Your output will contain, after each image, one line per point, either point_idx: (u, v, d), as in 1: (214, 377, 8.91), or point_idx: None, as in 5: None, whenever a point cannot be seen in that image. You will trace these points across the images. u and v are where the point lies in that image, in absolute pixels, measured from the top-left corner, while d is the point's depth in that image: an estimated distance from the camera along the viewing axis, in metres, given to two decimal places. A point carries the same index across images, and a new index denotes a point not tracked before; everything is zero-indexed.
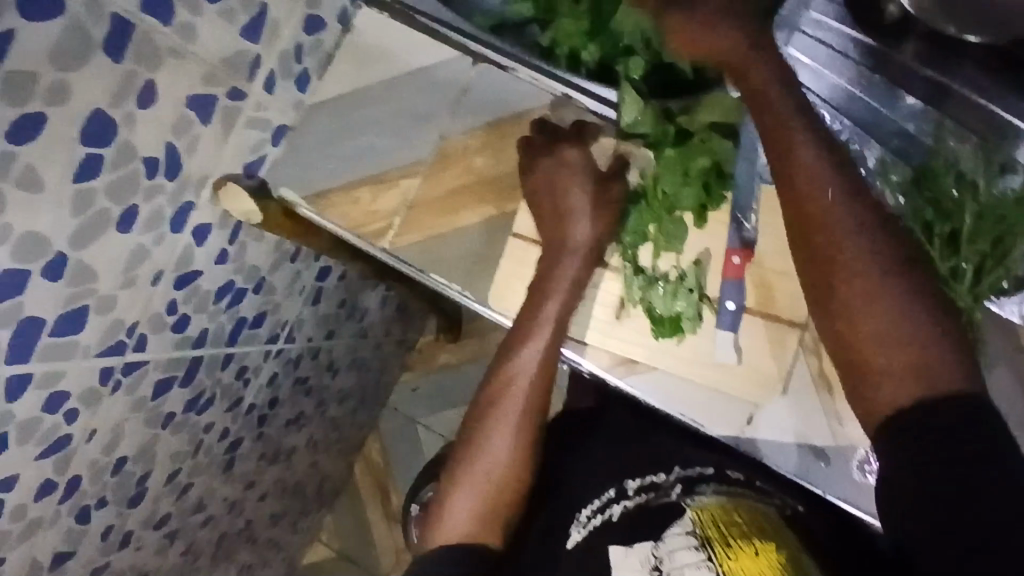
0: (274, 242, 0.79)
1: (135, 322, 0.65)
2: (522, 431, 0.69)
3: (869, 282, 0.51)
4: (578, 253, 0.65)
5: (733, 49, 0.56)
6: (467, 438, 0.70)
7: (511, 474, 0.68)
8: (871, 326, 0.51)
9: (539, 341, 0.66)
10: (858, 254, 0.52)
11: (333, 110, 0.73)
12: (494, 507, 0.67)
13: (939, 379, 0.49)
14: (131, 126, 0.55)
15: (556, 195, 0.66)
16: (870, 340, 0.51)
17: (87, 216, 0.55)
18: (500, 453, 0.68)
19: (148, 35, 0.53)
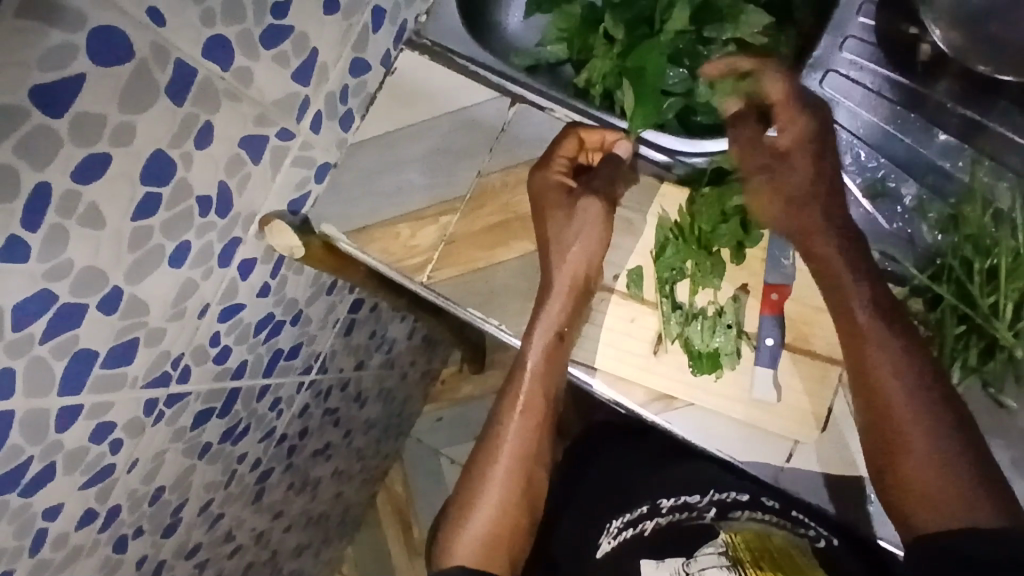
0: (313, 275, 0.81)
1: (180, 353, 0.66)
2: (515, 476, 0.69)
3: (907, 392, 0.58)
4: (561, 290, 0.65)
5: (805, 154, 0.63)
6: (467, 482, 0.70)
7: (505, 518, 0.68)
8: (912, 447, 0.57)
9: (538, 362, 0.67)
10: (899, 367, 0.58)
11: (375, 148, 0.75)
12: (495, 532, 0.67)
13: (967, 498, 0.54)
14: (188, 164, 0.57)
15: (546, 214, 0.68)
16: (911, 459, 0.57)
17: (143, 251, 0.56)
18: (492, 500, 0.68)
19: (208, 78, 0.55)
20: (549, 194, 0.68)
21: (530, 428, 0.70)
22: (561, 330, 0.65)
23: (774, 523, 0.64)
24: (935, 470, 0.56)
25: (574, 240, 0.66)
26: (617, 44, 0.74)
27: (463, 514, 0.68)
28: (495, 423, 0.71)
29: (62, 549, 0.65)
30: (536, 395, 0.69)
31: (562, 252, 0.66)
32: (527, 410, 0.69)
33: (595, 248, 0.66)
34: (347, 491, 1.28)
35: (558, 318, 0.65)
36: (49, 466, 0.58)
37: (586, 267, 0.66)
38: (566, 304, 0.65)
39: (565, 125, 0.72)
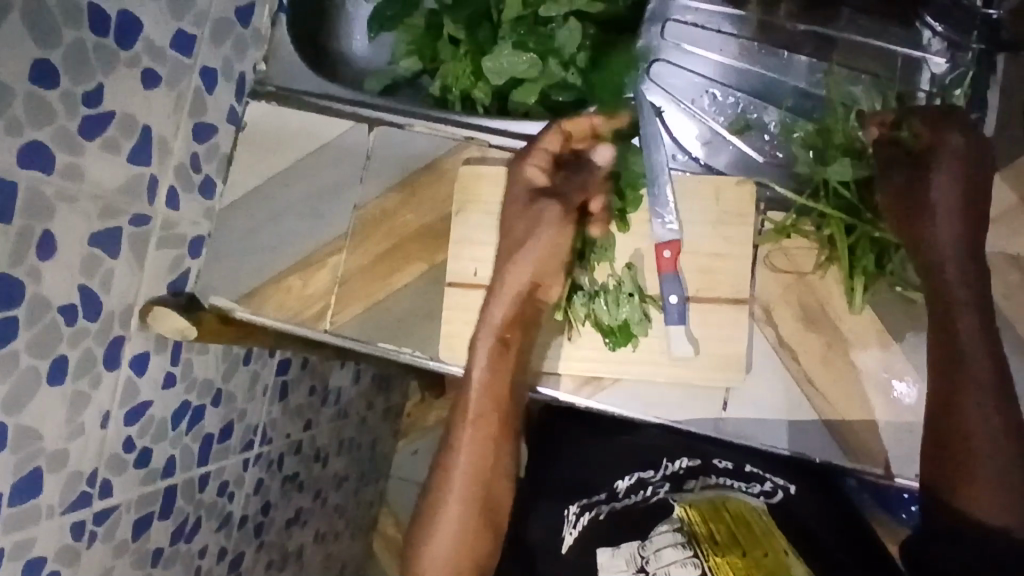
0: (222, 350, 0.78)
1: (93, 469, 0.63)
2: (473, 488, 0.66)
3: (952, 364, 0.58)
4: (504, 295, 0.63)
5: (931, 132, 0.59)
6: (427, 501, 0.68)
7: (466, 531, 0.65)
8: (968, 420, 0.56)
9: (478, 361, 0.64)
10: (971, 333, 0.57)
11: (245, 208, 0.72)
12: (466, 547, 0.65)
13: (1000, 501, 0.55)
14: (37, 278, 0.54)
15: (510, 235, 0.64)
16: (972, 430, 0.56)
17: (12, 379, 0.53)
18: (453, 516, 0.65)
19: (33, 187, 0.52)
20: (516, 190, 0.65)
21: (486, 438, 0.66)
22: (503, 336, 0.64)
23: (729, 485, 0.66)
24: (998, 481, 0.55)
25: (525, 244, 0.63)
26: (462, 44, 0.75)
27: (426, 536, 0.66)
28: (447, 437, 0.68)
29: None
30: (487, 403, 0.66)
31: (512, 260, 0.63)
32: (477, 421, 0.66)
33: (550, 252, 0.63)
34: (337, 550, 1.25)
35: (499, 323, 0.63)
36: None
37: (536, 276, 0.63)
38: (509, 308, 0.63)
39: (431, 136, 0.71)
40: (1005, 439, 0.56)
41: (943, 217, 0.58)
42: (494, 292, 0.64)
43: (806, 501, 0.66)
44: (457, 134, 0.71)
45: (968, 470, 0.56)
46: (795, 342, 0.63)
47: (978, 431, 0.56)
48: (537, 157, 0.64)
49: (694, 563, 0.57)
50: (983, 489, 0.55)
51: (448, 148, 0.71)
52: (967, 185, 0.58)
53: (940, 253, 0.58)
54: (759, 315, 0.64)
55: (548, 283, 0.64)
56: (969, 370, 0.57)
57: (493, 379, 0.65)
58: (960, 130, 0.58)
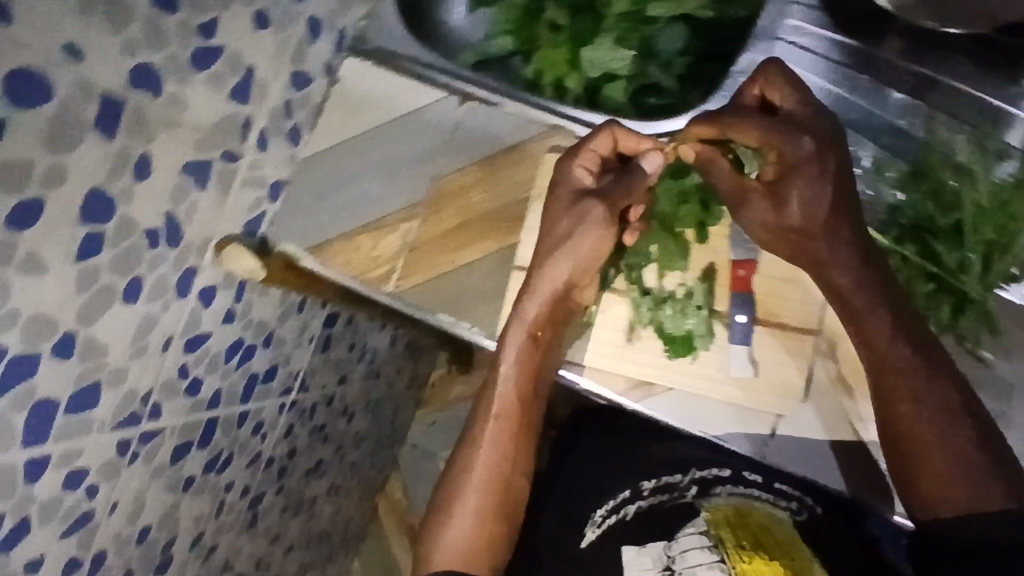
0: (280, 295, 0.79)
1: (148, 390, 0.65)
2: (493, 481, 0.67)
3: (895, 374, 0.58)
4: (540, 295, 0.64)
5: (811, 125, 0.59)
6: (444, 490, 0.69)
7: (483, 524, 0.67)
8: (908, 422, 0.58)
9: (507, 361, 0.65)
10: (886, 348, 0.59)
11: (326, 160, 0.73)
12: (482, 540, 0.66)
13: (948, 487, 0.57)
14: (130, 199, 0.55)
15: (549, 235, 0.64)
16: (910, 435, 0.58)
17: (93, 293, 0.54)
18: (469, 508, 0.67)
19: (140, 110, 0.53)
20: (563, 188, 0.65)
21: (508, 433, 0.68)
22: (534, 334, 0.64)
23: (756, 497, 0.66)
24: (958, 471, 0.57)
25: (563, 242, 0.63)
26: (563, 32, 0.75)
27: (443, 523, 0.67)
28: (469, 430, 0.69)
29: None
30: (511, 399, 0.67)
31: (546, 264, 0.63)
32: (502, 417, 0.67)
33: (587, 256, 0.63)
34: (346, 505, 1.27)
35: (531, 321, 0.64)
36: (23, 521, 0.56)
37: (574, 275, 0.63)
38: (544, 307, 0.64)
39: (519, 118, 0.71)
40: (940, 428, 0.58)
41: (806, 218, 0.59)
42: (531, 290, 0.64)
43: (835, 526, 0.64)
44: (546, 121, 0.70)
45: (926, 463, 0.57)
46: (852, 377, 0.62)
47: (923, 428, 0.58)
48: (584, 159, 0.65)
49: (720, 567, 0.57)
50: (936, 483, 0.57)
51: (533, 133, 0.71)
52: (835, 188, 0.59)
53: (842, 262, 0.59)
54: (822, 348, 0.63)
55: (586, 282, 0.64)
56: (893, 368, 0.58)
57: (518, 377, 0.66)
58: (804, 136, 0.58)
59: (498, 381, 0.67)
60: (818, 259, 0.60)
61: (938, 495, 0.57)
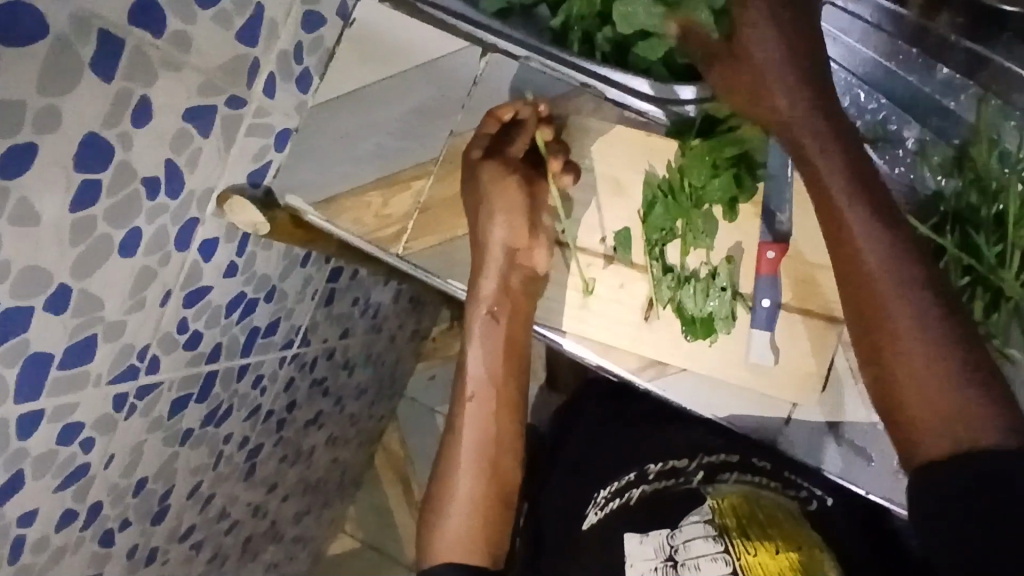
0: (284, 249, 0.76)
1: (146, 344, 0.62)
2: (478, 462, 0.69)
3: (882, 289, 0.53)
4: (492, 268, 0.65)
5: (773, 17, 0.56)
6: (437, 477, 0.70)
7: (476, 506, 0.68)
8: (899, 341, 0.52)
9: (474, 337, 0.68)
10: (875, 265, 0.53)
11: (336, 110, 0.69)
12: (480, 522, 0.68)
13: (945, 419, 0.50)
14: (128, 146, 0.51)
15: (481, 210, 0.65)
16: (901, 358, 0.52)
17: (88, 245, 0.51)
18: (462, 493, 0.68)
19: (140, 50, 0.49)
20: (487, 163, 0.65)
21: (486, 411, 0.69)
22: (493, 310, 0.66)
23: (763, 486, 0.65)
24: (945, 407, 0.51)
25: (491, 219, 0.65)
26: None
27: (439, 509, 0.68)
28: (451, 418, 0.71)
29: (45, 550, 0.62)
30: (483, 378, 0.69)
31: (488, 239, 0.65)
32: (478, 397, 0.69)
33: (511, 229, 0.64)
34: (343, 455, 1.28)
35: (489, 297, 0.65)
36: (15, 474, 0.55)
37: (513, 240, 0.65)
38: (496, 281, 0.65)
39: (544, 76, 0.67)
40: (935, 355, 0.51)
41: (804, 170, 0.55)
42: (483, 272, 0.65)
43: (843, 517, 0.64)
44: (572, 81, 0.65)
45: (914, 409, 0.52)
46: None
47: (915, 348, 0.51)
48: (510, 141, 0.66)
49: (724, 558, 0.56)
50: (912, 414, 0.52)
51: (557, 92, 0.66)
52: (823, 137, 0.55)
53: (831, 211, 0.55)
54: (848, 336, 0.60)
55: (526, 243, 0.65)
56: (880, 281, 0.53)
57: (489, 352, 0.68)
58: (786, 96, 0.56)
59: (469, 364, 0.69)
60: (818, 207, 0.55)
61: (915, 433, 0.52)
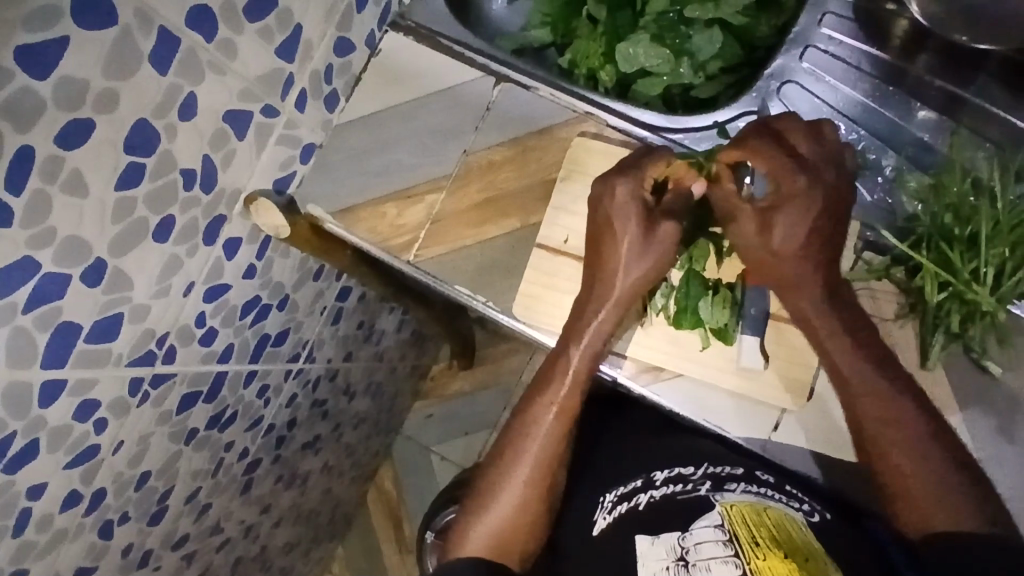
0: (299, 259, 0.80)
1: (166, 332, 0.65)
2: (539, 475, 0.69)
3: (868, 406, 0.61)
4: (609, 304, 0.64)
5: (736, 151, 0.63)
6: (490, 470, 0.71)
7: (525, 513, 0.69)
8: (894, 450, 0.61)
9: (576, 351, 0.66)
10: (846, 364, 0.62)
11: (360, 128, 0.75)
12: (520, 534, 0.69)
13: (914, 478, 0.60)
14: (173, 137, 0.56)
15: (608, 258, 0.65)
16: (886, 450, 0.61)
17: (127, 224, 0.56)
18: (512, 496, 0.69)
19: (192, 51, 0.55)
20: (621, 201, 0.64)
21: (561, 432, 0.70)
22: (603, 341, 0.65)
23: (771, 497, 0.64)
24: (914, 466, 0.60)
25: (621, 257, 0.64)
26: (600, 25, 0.77)
27: (484, 504, 0.69)
28: (522, 421, 0.70)
29: (46, 531, 0.63)
30: (573, 401, 0.69)
31: (614, 273, 0.65)
32: (562, 413, 0.69)
33: (658, 266, 0.64)
34: (337, 487, 1.27)
35: (603, 326, 0.64)
36: (32, 443, 0.57)
37: (641, 284, 0.65)
38: (613, 316, 0.64)
39: (552, 103, 0.72)
40: (899, 412, 0.61)
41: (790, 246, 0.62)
42: (598, 302, 0.64)
43: (847, 528, 0.63)
44: (578, 108, 0.71)
45: (900, 481, 0.61)
46: None
47: (904, 464, 0.60)
48: (545, 154, 0.71)
49: (736, 562, 0.56)
50: (896, 481, 0.61)
51: (564, 118, 0.72)
52: (824, 220, 0.62)
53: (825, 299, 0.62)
54: None
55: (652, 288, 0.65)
56: (869, 421, 0.61)
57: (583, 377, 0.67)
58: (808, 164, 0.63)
59: (561, 383, 0.68)
60: (795, 282, 0.62)
61: (899, 498, 0.61)
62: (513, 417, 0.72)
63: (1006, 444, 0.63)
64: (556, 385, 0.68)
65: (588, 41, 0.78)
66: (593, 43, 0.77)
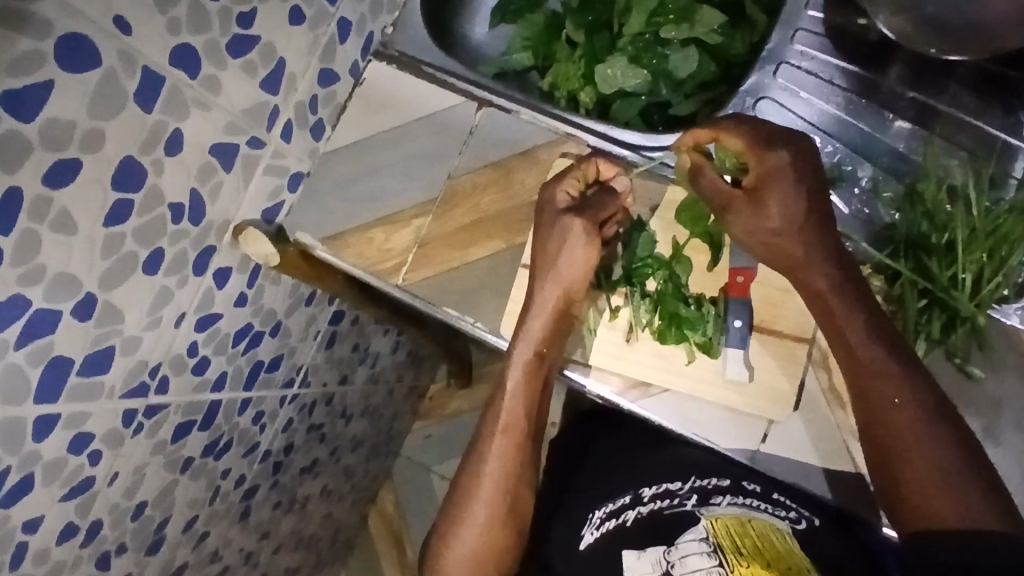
0: (291, 285, 0.81)
1: (158, 362, 0.66)
2: (499, 493, 0.69)
3: (885, 377, 0.60)
4: (543, 312, 0.66)
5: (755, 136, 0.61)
6: (454, 498, 0.71)
7: (489, 539, 0.69)
8: (909, 426, 0.59)
9: (516, 362, 0.67)
10: (863, 339, 0.60)
11: (346, 156, 0.76)
12: (488, 553, 0.69)
13: (920, 462, 0.58)
14: (159, 172, 0.58)
15: (545, 257, 0.66)
16: (903, 432, 0.59)
17: (116, 259, 0.57)
18: (476, 519, 0.69)
19: (177, 88, 0.56)
20: (546, 212, 0.67)
21: (510, 448, 0.70)
22: (541, 350, 0.66)
23: (756, 507, 0.66)
24: (929, 452, 0.58)
25: (557, 265, 0.66)
26: (580, 48, 0.79)
27: (451, 532, 0.70)
28: (476, 443, 0.71)
29: (42, 565, 0.63)
30: (518, 416, 0.70)
31: (539, 285, 0.66)
32: (507, 429, 0.70)
33: (583, 268, 0.66)
34: (337, 511, 1.27)
35: (538, 338, 0.66)
36: (28, 477, 0.57)
37: (568, 292, 0.66)
38: (547, 323, 0.66)
39: (533, 126, 0.74)
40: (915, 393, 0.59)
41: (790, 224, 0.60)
42: (533, 310, 0.66)
43: (834, 538, 0.64)
44: (557, 130, 0.73)
45: (910, 465, 0.58)
46: (844, 390, 0.65)
47: (918, 446, 0.58)
48: (526, 174, 0.72)
49: (720, 571, 0.57)
50: (906, 467, 0.58)
51: (546, 140, 0.73)
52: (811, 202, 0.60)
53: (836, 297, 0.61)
54: (816, 357, 0.66)
55: (581, 296, 0.67)
56: (885, 390, 0.60)
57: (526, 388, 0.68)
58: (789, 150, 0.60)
59: (504, 397, 0.70)
60: (800, 263, 0.61)
61: (909, 482, 0.58)
62: (471, 442, 0.72)
63: (991, 447, 0.63)
64: (500, 402, 0.70)
65: (569, 63, 0.79)
66: (574, 65, 0.79)
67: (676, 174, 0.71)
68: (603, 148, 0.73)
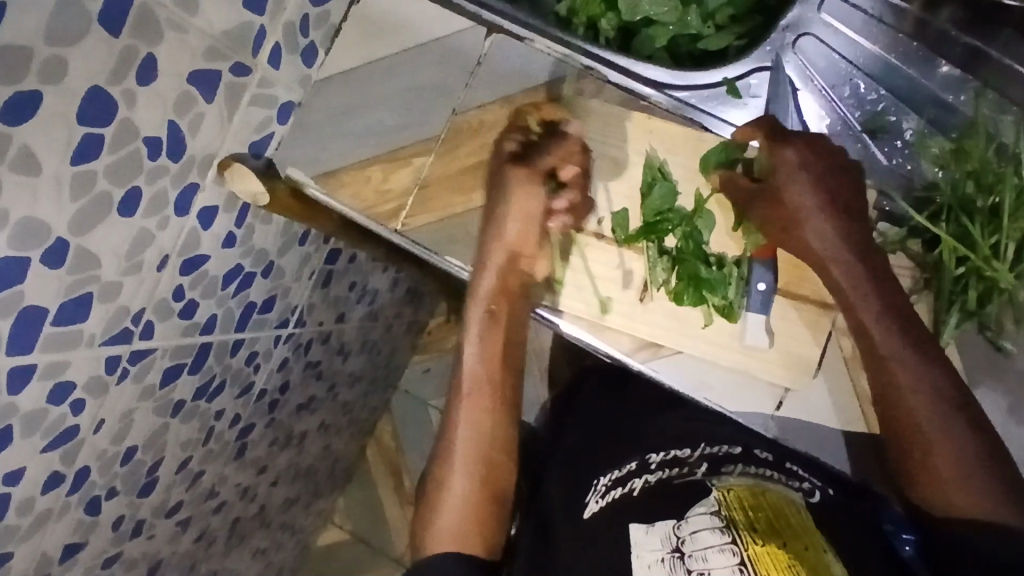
0: (283, 224, 0.77)
1: (141, 309, 0.62)
2: (472, 456, 0.68)
3: (910, 382, 0.58)
4: (494, 266, 0.65)
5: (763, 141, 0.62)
6: (433, 477, 0.69)
7: (472, 508, 0.67)
8: (933, 423, 0.58)
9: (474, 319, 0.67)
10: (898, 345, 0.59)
11: (340, 85, 0.69)
12: (471, 516, 0.66)
13: (943, 461, 0.58)
14: (131, 103, 0.52)
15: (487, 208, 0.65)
16: (933, 433, 0.58)
17: (88, 200, 0.52)
18: (457, 488, 0.67)
19: (147, 7, 0.50)
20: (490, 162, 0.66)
21: (481, 409, 0.68)
22: (491, 307, 0.66)
23: (769, 477, 0.64)
24: (957, 449, 0.57)
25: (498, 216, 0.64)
26: None
27: (433, 508, 0.67)
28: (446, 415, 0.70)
29: (29, 513, 0.62)
30: (479, 376, 0.69)
31: (490, 240, 0.65)
32: (471, 394, 0.68)
33: (520, 218, 0.64)
34: (335, 444, 1.27)
35: (486, 294, 0.65)
36: (6, 429, 0.54)
37: (519, 242, 0.64)
38: (495, 278, 0.65)
39: (549, 57, 0.66)
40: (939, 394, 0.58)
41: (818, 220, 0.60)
42: (484, 264, 0.65)
43: (848, 512, 0.63)
44: (576, 62, 0.66)
45: (932, 462, 0.58)
46: (867, 358, 0.61)
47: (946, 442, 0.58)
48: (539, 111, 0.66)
49: (732, 549, 0.54)
50: (929, 463, 0.58)
51: (563, 74, 0.66)
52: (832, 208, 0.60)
53: (839, 256, 0.59)
54: (841, 324, 0.62)
55: (532, 249, 0.64)
56: (914, 396, 0.58)
57: (486, 347, 0.68)
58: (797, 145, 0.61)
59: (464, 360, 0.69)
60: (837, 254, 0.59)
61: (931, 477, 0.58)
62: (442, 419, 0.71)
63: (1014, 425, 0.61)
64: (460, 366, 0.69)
65: None
66: None
67: (698, 114, 0.66)
68: (623, 87, 0.66)
